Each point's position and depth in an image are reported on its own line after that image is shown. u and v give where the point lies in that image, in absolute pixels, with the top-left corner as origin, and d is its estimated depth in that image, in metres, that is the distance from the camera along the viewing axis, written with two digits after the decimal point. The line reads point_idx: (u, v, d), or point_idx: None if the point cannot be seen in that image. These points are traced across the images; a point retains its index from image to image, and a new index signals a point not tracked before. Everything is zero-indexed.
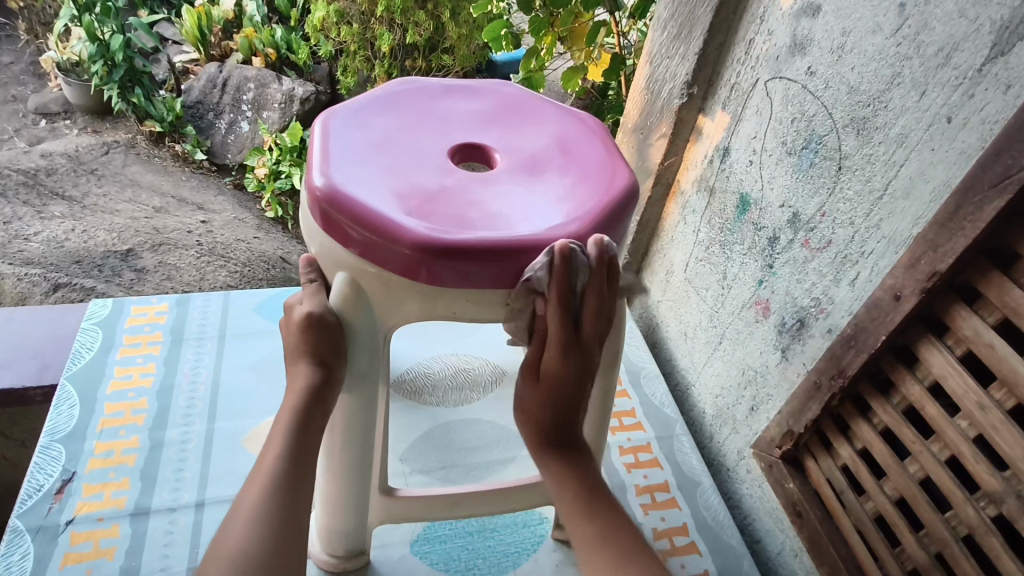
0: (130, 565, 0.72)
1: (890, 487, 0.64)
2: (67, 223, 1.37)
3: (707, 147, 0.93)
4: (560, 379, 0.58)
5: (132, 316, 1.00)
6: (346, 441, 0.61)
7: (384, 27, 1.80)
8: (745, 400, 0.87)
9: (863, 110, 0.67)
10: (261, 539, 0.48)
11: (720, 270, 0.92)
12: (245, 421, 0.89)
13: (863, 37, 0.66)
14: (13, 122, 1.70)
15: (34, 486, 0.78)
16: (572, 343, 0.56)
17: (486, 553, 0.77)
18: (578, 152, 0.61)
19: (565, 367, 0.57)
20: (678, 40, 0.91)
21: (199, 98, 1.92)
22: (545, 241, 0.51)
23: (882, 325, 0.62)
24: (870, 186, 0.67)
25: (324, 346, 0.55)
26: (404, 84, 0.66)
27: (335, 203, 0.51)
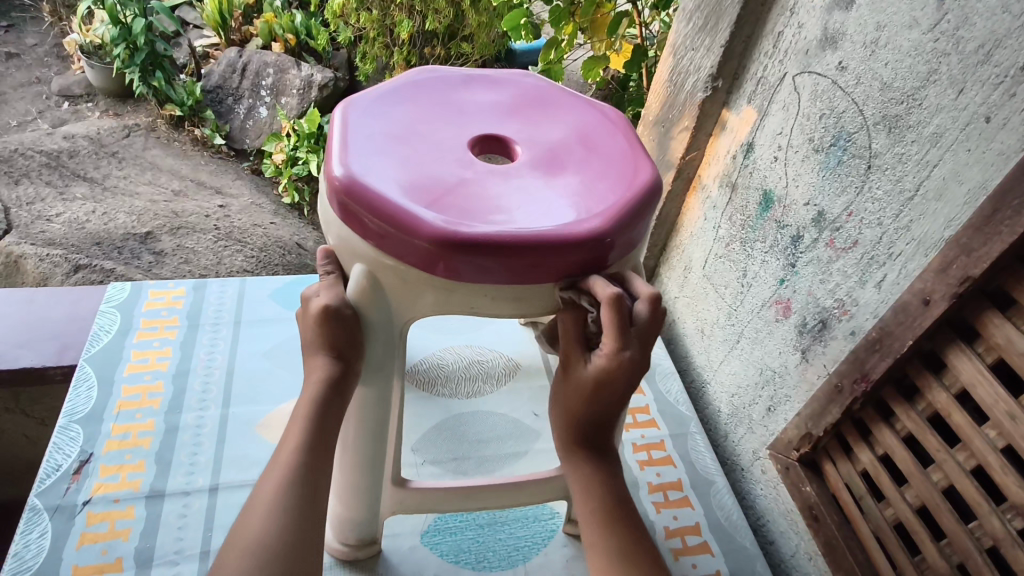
0: (145, 546, 0.73)
1: (911, 494, 0.63)
2: (89, 205, 1.42)
3: (731, 142, 0.91)
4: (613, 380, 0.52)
5: (150, 299, 1.01)
6: (361, 431, 0.61)
7: (403, 14, 1.79)
8: (762, 400, 0.86)
9: (896, 107, 0.65)
10: (277, 530, 0.48)
11: (740, 268, 0.91)
12: (260, 407, 0.89)
13: (898, 32, 0.64)
14: (37, 104, 1.75)
15: (53, 465, 0.79)
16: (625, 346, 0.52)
17: (497, 546, 0.77)
18: (600, 145, 0.60)
19: (623, 378, 0.51)
20: (703, 31, 0.89)
21: (218, 83, 1.94)
22: (566, 237, 0.50)
23: (909, 330, 0.60)
24: (900, 187, 0.65)
25: (341, 339, 0.54)
26: (423, 73, 0.65)
27: (353, 195, 0.50)
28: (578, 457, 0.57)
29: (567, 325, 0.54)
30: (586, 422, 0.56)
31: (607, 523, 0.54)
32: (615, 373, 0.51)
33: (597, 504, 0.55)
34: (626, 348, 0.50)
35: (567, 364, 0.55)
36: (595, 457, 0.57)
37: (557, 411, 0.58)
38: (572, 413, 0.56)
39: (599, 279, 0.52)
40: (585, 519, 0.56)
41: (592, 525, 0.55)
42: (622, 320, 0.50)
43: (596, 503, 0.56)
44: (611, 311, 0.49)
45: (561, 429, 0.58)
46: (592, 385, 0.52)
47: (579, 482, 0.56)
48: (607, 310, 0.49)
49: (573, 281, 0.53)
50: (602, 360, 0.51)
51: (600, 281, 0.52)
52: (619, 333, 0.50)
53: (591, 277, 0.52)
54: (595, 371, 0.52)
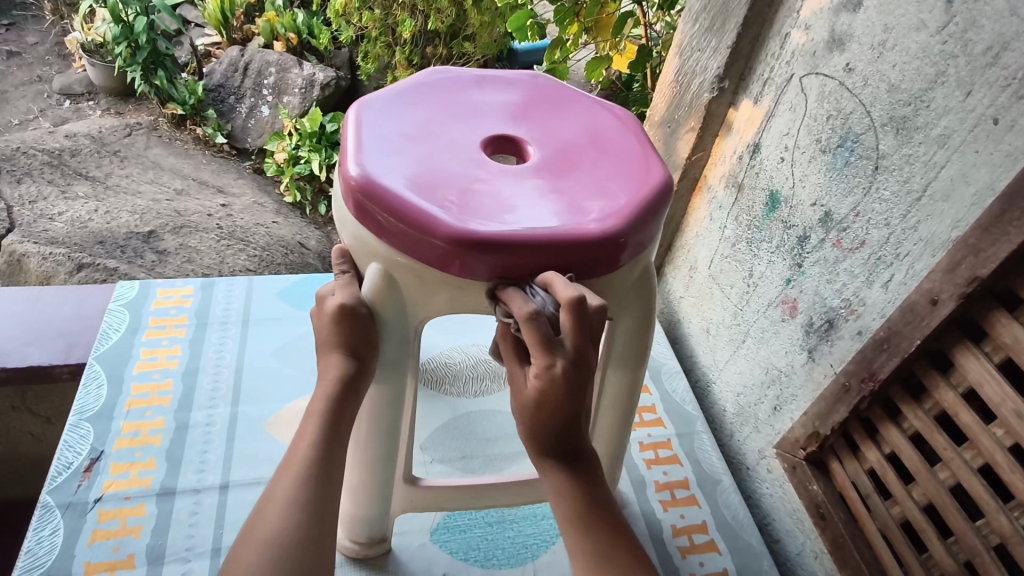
0: (156, 543, 0.73)
1: (919, 492, 0.64)
2: (92, 203, 1.42)
3: (738, 143, 0.92)
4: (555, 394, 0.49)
5: (158, 298, 1.01)
6: (373, 430, 0.61)
7: (406, 14, 1.79)
8: (768, 399, 0.87)
9: (903, 109, 0.65)
10: (294, 527, 0.48)
11: (746, 267, 0.91)
12: (270, 405, 0.90)
13: (906, 34, 0.64)
14: (38, 103, 1.77)
15: (64, 463, 0.80)
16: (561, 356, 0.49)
17: (506, 544, 0.78)
18: (612, 145, 0.61)
19: (560, 391, 0.49)
20: (709, 32, 0.90)
21: (220, 82, 1.95)
22: (580, 236, 0.51)
23: (917, 329, 0.61)
24: (908, 187, 0.65)
25: (356, 337, 0.54)
26: (435, 74, 0.66)
27: (370, 195, 0.51)
28: (548, 470, 0.55)
29: (504, 339, 0.54)
30: (547, 434, 0.53)
31: (580, 526, 0.53)
32: (549, 389, 0.49)
33: (567, 510, 0.54)
34: (555, 361, 0.48)
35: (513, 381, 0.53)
36: (563, 466, 0.54)
37: (519, 426, 0.54)
38: (531, 428, 0.53)
39: (559, 276, 0.49)
40: (560, 525, 0.54)
41: (568, 530, 0.53)
42: (545, 337, 0.48)
43: (565, 512, 0.54)
44: (530, 327, 0.48)
45: (526, 441, 0.55)
46: (534, 401, 0.51)
47: (551, 492, 0.54)
48: (524, 327, 0.48)
49: (514, 282, 0.51)
50: (534, 378, 0.49)
51: (521, 293, 0.50)
52: (542, 348, 0.48)
53: (546, 273, 0.50)
54: (531, 389, 0.50)
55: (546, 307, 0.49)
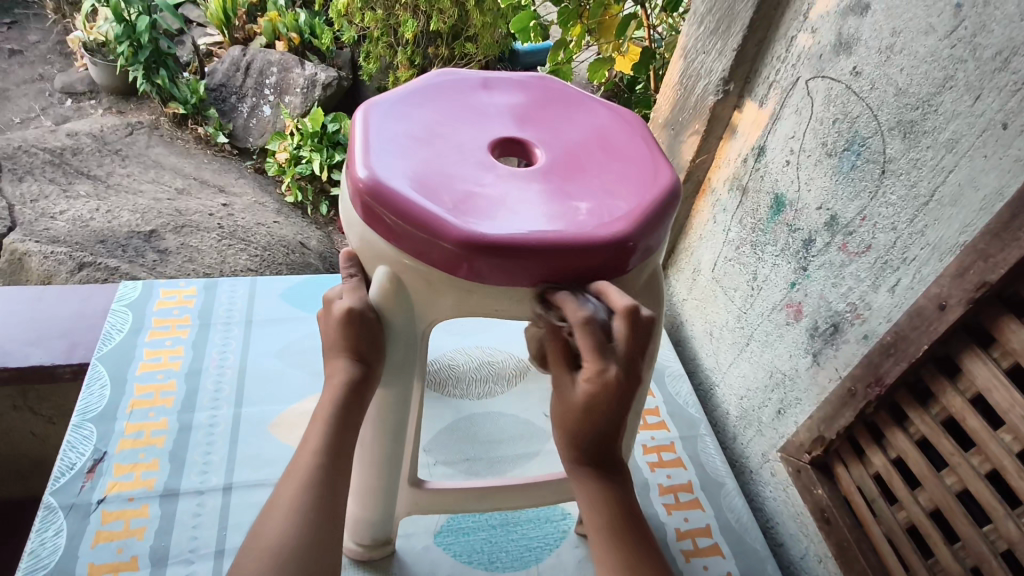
0: (159, 545, 0.73)
1: (925, 497, 0.63)
2: (93, 202, 1.41)
3: (742, 146, 0.92)
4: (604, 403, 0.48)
5: (161, 299, 1.01)
6: (379, 433, 0.61)
7: (408, 14, 1.79)
8: (772, 402, 0.87)
9: (911, 113, 0.65)
10: (300, 532, 0.48)
11: (750, 270, 0.91)
12: (273, 407, 0.89)
13: (914, 38, 0.64)
14: (40, 101, 1.76)
15: (67, 464, 0.79)
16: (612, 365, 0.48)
17: (510, 547, 0.78)
18: (619, 148, 0.61)
19: (608, 400, 0.47)
20: (715, 35, 0.90)
21: (222, 82, 1.94)
22: (590, 240, 0.51)
23: (924, 334, 0.61)
24: (915, 192, 0.65)
25: (363, 341, 0.54)
26: (442, 76, 0.65)
27: (378, 197, 0.51)
28: (586, 476, 0.54)
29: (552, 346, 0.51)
30: (588, 441, 0.52)
31: (616, 540, 0.52)
32: (598, 396, 0.47)
33: (604, 522, 0.53)
34: (608, 367, 0.47)
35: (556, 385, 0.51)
36: (601, 474, 0.54)
37: (557, 429, 0.52)
38: (571, 434, 0.51)
39: (611, 285, 0.50)
40: (595, 534, 0.53)
41: (603, 542, 0.52)
42: (599, 341, 0.47)
43: (602, 522, 0.53)
44: (585, 332, 0.47)
45: (563, 445, 0.53)
46: (580, 408, 0.49)
47: (585, 501, 0.53)
48: (580, 332, 0.47)
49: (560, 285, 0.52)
50: (585, 383, 0.48)
51: (575, 299, 0.50)
52: (597, 353, 0.47)
53: (598, 282, 0.51)
54: (580, 394, 0.49)
55: (599, 313, 0.49)
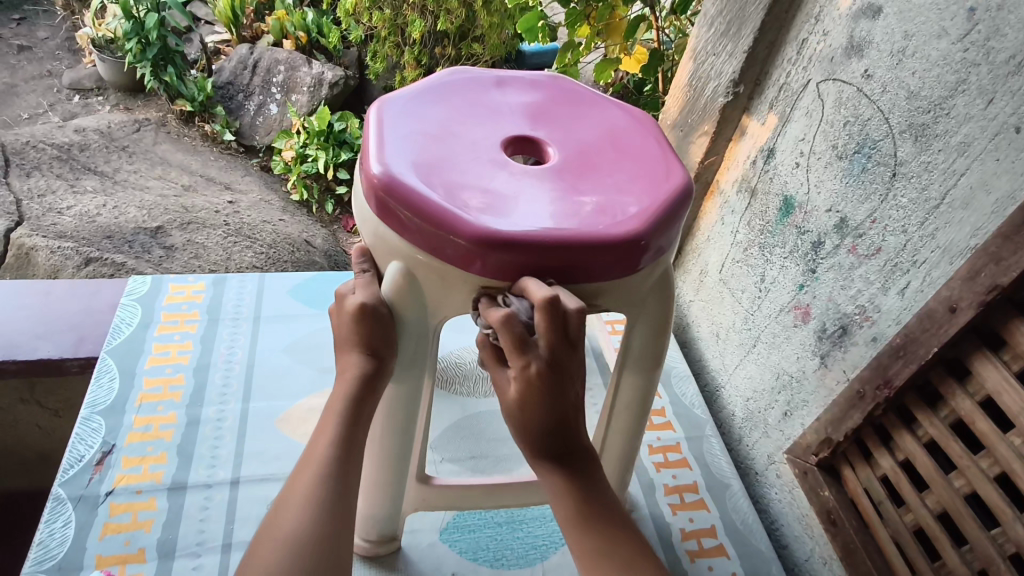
0: (167, 538, 0.73)
1: (932, 500, 0.64)
2: (100, 198, 1.41)
3: (752, 148, 0.92)
4: (545, 397, 0.50)
5: (170, 293, 1.02)
6: (388, 428, 0.61)
7: (415, 14, 1.80)
8: (779, 404, 0.87)
9: (922, 116, 0.65)
10: (314, 524, 0.48)
11: (758, 272, 0.91)
12: (281, 402, 0.90)
13: (926, 41, 0.64)
14: (48, 97, 1.76)
15: (76, 456, 0.80)
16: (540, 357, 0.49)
17: (515, 544, 0.78)
18: (631, 148, 0.61)
19: (542, 391, 0.49)
20: (725, 37, 0.90)
21: (229, 79, 1.95)
22: (603, 237, 0.51)
23: (934, 336, 0.61)
24: (926, 195, 0.65)
25: (376, 335, 0.54)
26: (455, 74, 0.66)
27: (393, 193, 0.51)
28: (542, 470, 0.55)
29: (484, 346, 0.54)
30: (538, 434, 0.53)
31: (582, 523, 0.54)
32: (529, 390, 0.50)
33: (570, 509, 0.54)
34: (530, 362, 0.49)
35: (496, 386, 0.53)
36: (559, 466, 0.54)
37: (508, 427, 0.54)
38: (520, 431, 0.53)
39: (534, 281, 0.49)
40: (563, 521, 0.55)
41: (569, 529, 0.54)
42: (518, 338, 0.48)
43: (563, 510, 0.54)
44: (506, 332, 0.48)
45: (518, 442, 0.55)
46: (515, 403, 0.51)
47: (548, 493, 0.55)
48: (500, 332, 0.48)
49: (491, 289, 0.52)
50: (514, 379, 0.50)
51: (496, 303, 0.51)
52: (518, 350, 0.48)
53: (524, 278, 0.50)
54: (515, 391, 0.51)
55: (522, 311, 0.49)
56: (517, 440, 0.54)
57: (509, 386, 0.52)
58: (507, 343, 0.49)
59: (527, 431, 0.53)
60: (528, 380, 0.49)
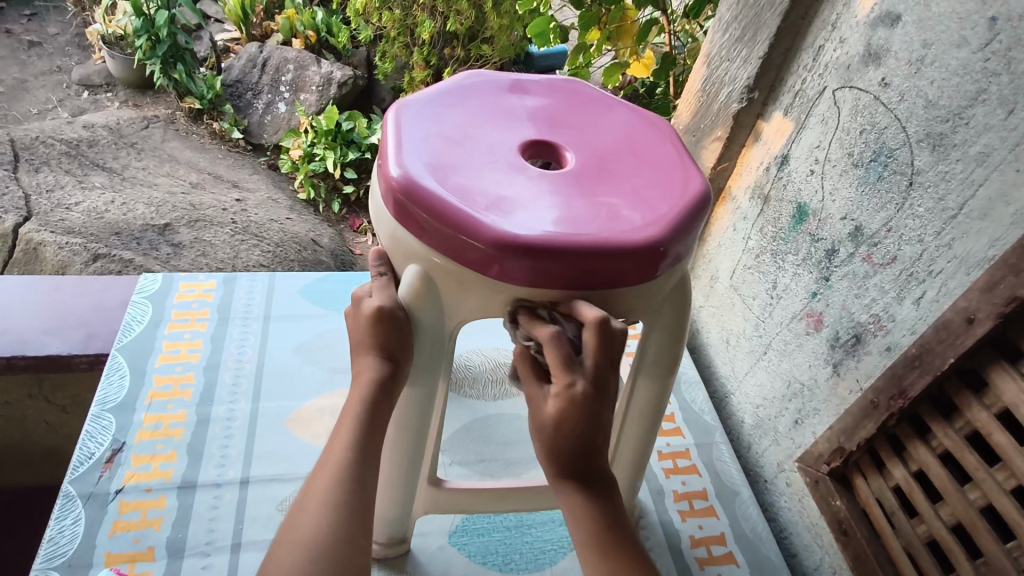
0: (177, 536, 0.73)
1: (947, 512, 0.63)
2: (108, 194, 1.42)
3: (765, 154, 0.92)
4: (579, 416, 0.51)
5: (180, 292, 1.02)
6: (401, 431, 0.61)
7: (425, 15, 1.80)
8: (789, 412, 0.86)
9: (941, 125, 0.65)
10: (333, 527, 0.48)
11: (770, 279, 0.91)
12: (291, 402, 0.90)
13: (946, 50, 0.64)
14: (57, 92, 1.79)
15: (86, 453, 0.80)
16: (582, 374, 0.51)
17: (524, 549, 0.78)
18: (648, 153, 0.61)
19: (577, 411, 0.50)
20: (740, 43, 0.89)
21: (238, 77, 1.96)
22: (622, 244, 0.51)
23: (950, 347, 0.60)
24: (943, 205, 0.65)
25: (392, 339, 0.54)
26: (473, 77, 0.66)
27: (412, 196, 0.51)
28: (566, 493, 0.54)
29: (520, 363, 0.55)
30: (566, 456, 0.53)
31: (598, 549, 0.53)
32: (568, 409, 0.50)
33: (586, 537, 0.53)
34: (575, 380, 0.50)
35: (529, 404, 0.54)
36: (583, 488, 0.54)
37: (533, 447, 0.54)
38: (548, 450, 0.53)
39: (582, 301, 0.52)
40: (582, 550, 0.53)
41: (590, 557, 0.53)
42: (567, 355, 0.50)
43: (582, 535, 0.53)
44: (553, 348, 0.50)
45: (542, 464, 0.55)
46: (551, 423, 0.52)
47: (568, 516, 0.54)
48: (549, 348, 0.50)
49: (531, 303, 0.53)
50: (554, 397, 0.51)
51: (541, 319, 0.52)
52: (564, 367, 0.50)
53: (569, 301, 0.52)
54: (550, 409, 0.52)
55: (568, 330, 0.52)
56: (541, 462, 0.54)
57: (541, 405, 0.53)
58: (552, 360, 0.51)
59: (555, 450, 0.53)
60: (569, 397, 0.50)
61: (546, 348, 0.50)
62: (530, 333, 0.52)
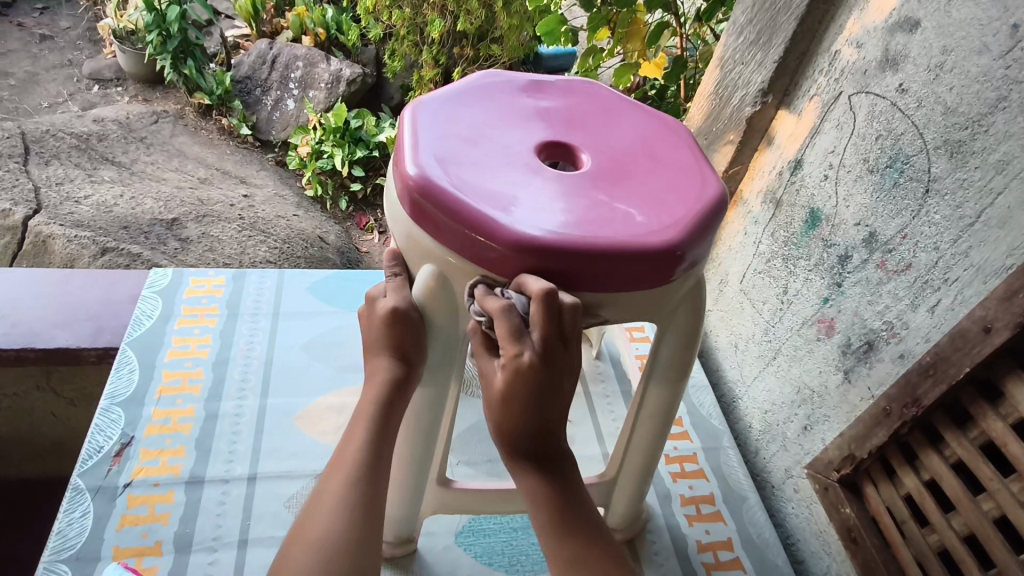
0: (184, 531, 0.74)
1: (959, 522, 0.63)
2: (117, 188, 1.42)
3: (778, 159, 0.91)
4: (528, 395, 0.50)
5: (190, 287, 1.02)
6: (413, 431, 0.61)
7: (435, 14, 1.80)
8: (799, 418, 0.86)
9: (959, 132, 0.64)
10: (346, 529, 0.49)
11: (781, 284, 0.90)
12: (299, 399, 0.90)
13: (966, 57, 0.63)
14: (68, 86, 1.86)
15: (95, 446, 0.80)
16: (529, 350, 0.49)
17: (530, 550, 0.77)
18: (665, 156, 0.61)
19: (522, 387, 0.50)
20: (755, 46, 0.89)
21: (247, 74, 1.97)
22: (639, 246, 0.51)
23: (966, 356, 0.60)
24: (960, 213, 0.65)
25: (407, 339, 0.55)
26: (489, 77, 0.66)
27: (428, 195, 0.51)
28: (523, 471, 0.55)
29: (473, 335, 0.53)
30: (521, 434, 0.53)
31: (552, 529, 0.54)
32: (516, 384, 0.50)
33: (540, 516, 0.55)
34: (522, 353, 0.49)
35: (481, 377, 0.53)
36: (537, 468, 0.55)
37: (489, 423, 0.54)
38: (502, 428, 0.53)
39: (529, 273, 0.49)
40: (540, 527, 0.55)
41: (545, 536, 0.54)
42: (513, 327, 0.49)
43: (541, 516, 0.55)
44: (501, 321, 0.48)
45: (499, 441, 0.55)
46: (501, 398, 0.51)
47: (527, 495, 0.55)
48: (498, 322, 0.48)
49: (490, 278, 0.51)
50: (502, 371, 0.50)
51: (494, 294, 0.50)
52: (513, 341, 0.49)
53: (519, 273, 0.50)
54: (500, 385, 0.51)
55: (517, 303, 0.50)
56: (500, 441, 0.54)
57: (492, 381, 0.52)
58: (501, 335, 0.49)
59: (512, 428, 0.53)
60: (516, 373, 0.49)
61: (495, 322, 0.49)
62: (481, 307, 0.50)
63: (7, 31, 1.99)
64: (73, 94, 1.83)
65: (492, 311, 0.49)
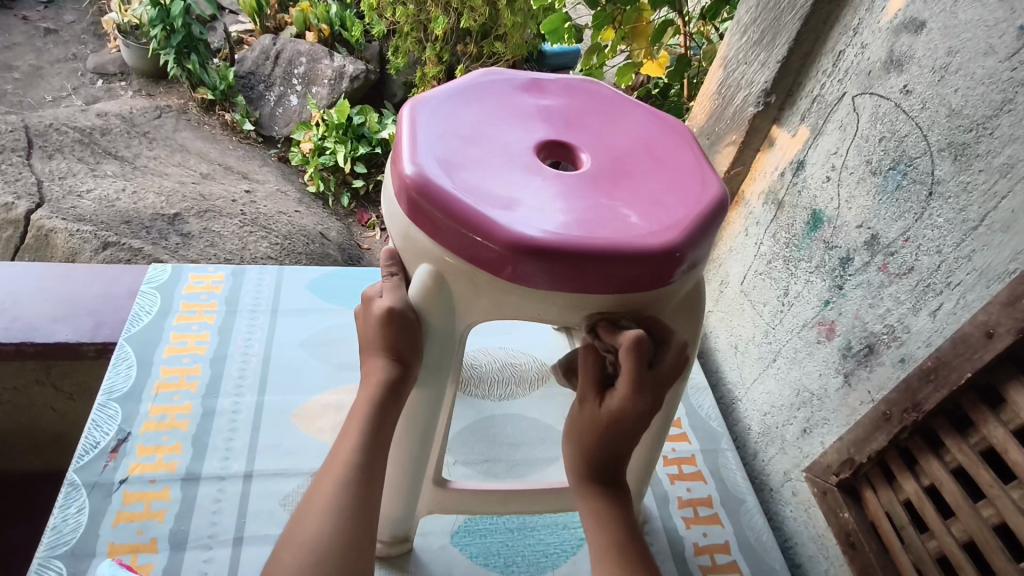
0: (180, 528, 0.73)
1: (958, 528, 0.62)
2: (120, 182, 1.42)
3: (780, 160, 0.90)
4: (636, 415, 0.54)
5: (189, 282, 1.02)
6: (408, 431, 0.61)
7: (439, 11, 1.79)
8: (798, 421, 0.85)
9: (964, 135, 0.64)
10: (336, 532, 0.49)
11: (782, 286, 0.90)
12: (296, 397, 0.90)
13: (972, 59, 0.63)
14: (72, 80, 1.85)
15: (91, 442, 0.80)
16: (645, 378, 0.53)
17: (526, 551, 0.77)
18: (666, 157, 0.60)
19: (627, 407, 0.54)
20: (758, 46, 0.88)
21: (251, 69, 1.96)
22: (637, 248, 0.50)
23: (967, 362, 0.59)
24: (963, 216, 0.64)
25: (403, 340, 0.54)
26: (489, 75, 0.65)
27: (425, 194, 0.50)
28: (587, 497, 0.58)
29: (585, 362, 0.57)
30: (601, 455, 0.57)
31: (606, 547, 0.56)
32: (630, 412, 0.54)
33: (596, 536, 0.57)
34: (642, 388, 0.53)
35: (581, 403, 0.57)
36: (607, 492, 0.58)
37: (574, 446, 0.58)
38: (586, 448, 0.58)
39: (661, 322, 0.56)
40: (596, 550, 0.56)
41: (608, 557, 0.55)
42: (639, 360, 0.51)
43: (602, 540, 0.56)
44: (631, 355, 0.50)
45: (574, 465, 0.59)
46: (609, 421, 0.55)
47: (590, 515, 0.57)
48: (626, 354, 0.51)
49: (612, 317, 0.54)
50: (621, 398, 0.54)
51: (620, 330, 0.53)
52: (636, 374, 0.52)
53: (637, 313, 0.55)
54: (612, 408, 0.55)
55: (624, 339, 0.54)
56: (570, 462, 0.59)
57: (598, 406, 0.56)
58: (626, 363, 0.51)
59: (588, 451, 0.58)
60: (627, 401, 0.54)
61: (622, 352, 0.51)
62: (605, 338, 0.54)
63: (12, 24, 1.99)
64: (77, 88, 1.83)
65: (626, 340, 0.51)
